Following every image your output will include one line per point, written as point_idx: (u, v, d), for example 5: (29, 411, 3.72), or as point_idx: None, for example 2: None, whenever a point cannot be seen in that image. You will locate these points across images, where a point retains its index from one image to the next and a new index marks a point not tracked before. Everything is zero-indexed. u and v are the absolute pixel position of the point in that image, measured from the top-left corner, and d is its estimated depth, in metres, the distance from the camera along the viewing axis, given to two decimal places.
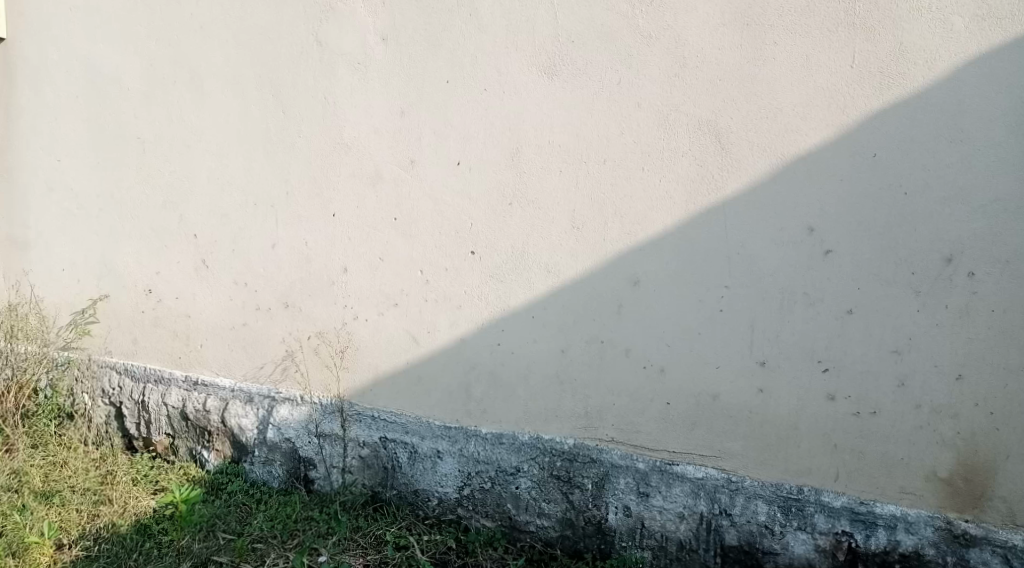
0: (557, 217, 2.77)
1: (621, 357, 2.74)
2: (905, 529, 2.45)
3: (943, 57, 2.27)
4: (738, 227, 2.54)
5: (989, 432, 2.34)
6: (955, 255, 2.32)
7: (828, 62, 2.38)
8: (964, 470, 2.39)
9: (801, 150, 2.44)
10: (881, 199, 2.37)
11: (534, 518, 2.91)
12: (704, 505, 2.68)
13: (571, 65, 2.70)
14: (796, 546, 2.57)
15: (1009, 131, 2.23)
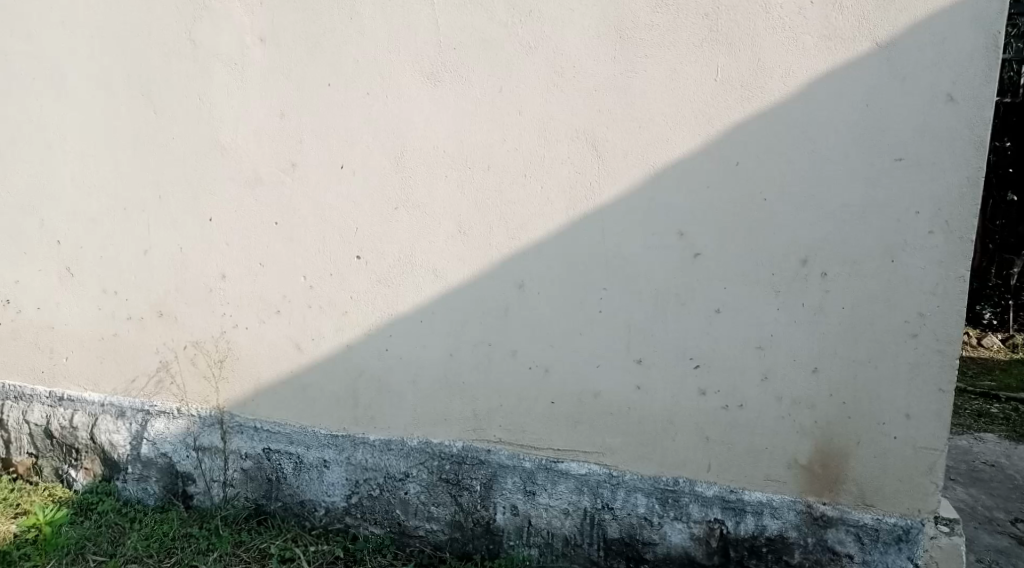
0: (442, 221, 2.81)
1: (507, 359, 2.80)
2: (770, 514, 2.60)
3: (796, 72, 2.45)
4: (615, 230, 2.65)
5: (842, 420, 2.52)
6: (810, 256, 2.50)
7: (695, 75, 2.53)
8: (821, 457, 2.56)
9: (672, 156, 2.58)
10: (744, 203, 2.53)
11: (423, 522, 2.95)
12: (587, 501, 2.77)
13: (453, 71, 2.74)
14: (673, 536, 2.70)
15: (855, 142, 2.43)
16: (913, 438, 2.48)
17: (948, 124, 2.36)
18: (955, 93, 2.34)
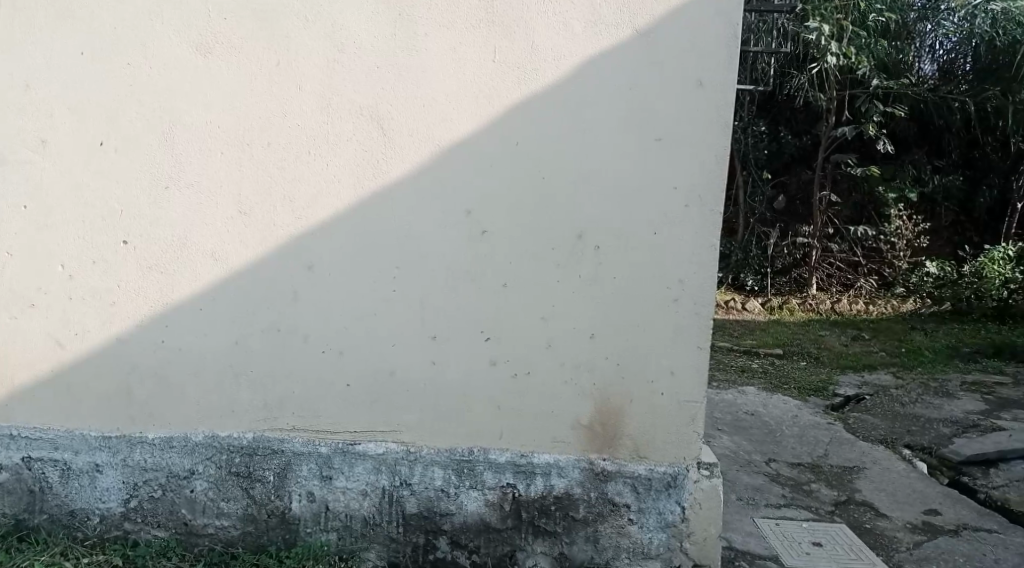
0: (220, 201, 2.67)
1: (297, 344, 2.73)
2: (557, 474, 2.74)
3: (568, 56, 2.58)
4: (402, 210, 2.66)
5: (617, 381, 2.70)
6: (586, 231, 2.64)
7: (474, 56, 2.59)
8: (601, 416, 2.73)
9: (456, 135, 2.62)
10: (526, 182, 2.63)
11: (212, 520, 2.81)
12: (385, 479, 2.78)
13: (224, 44, 2.61)
14: (469, 504, 2.77)
15: (622, 123, 2.60)
16: (679, 394, 2.70)
17: (700, 107, 2.58)
18: (704, 78, 2.57)
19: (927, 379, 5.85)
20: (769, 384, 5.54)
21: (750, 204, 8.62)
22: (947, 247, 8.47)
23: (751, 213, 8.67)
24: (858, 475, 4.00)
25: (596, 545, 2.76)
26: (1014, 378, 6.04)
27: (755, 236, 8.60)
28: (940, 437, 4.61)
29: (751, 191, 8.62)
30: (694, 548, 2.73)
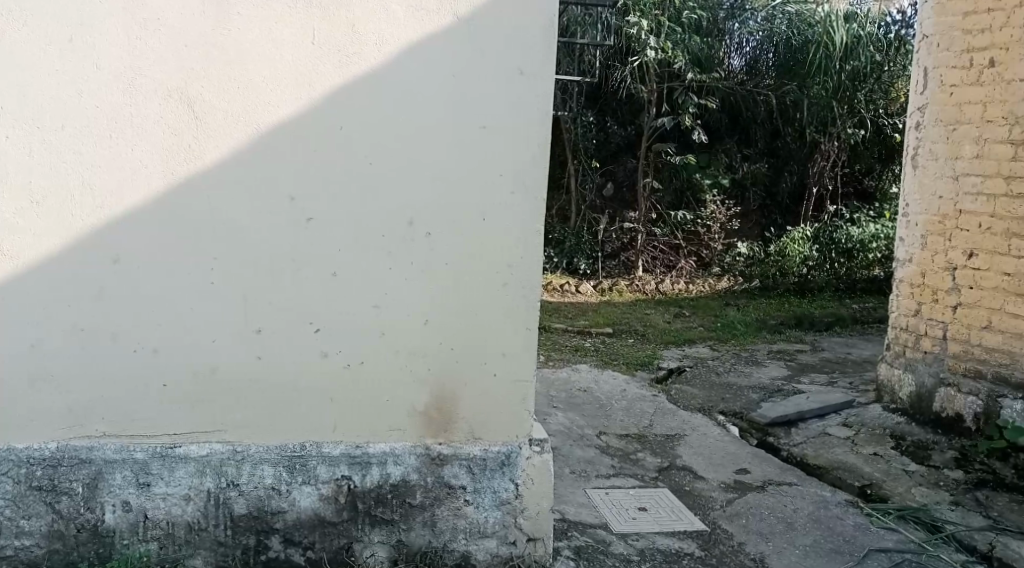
0: (9, 189, 2.45)
1: (106, 343, 2.54)
2: (393, 462, 2.73)
3: (388, 40, 2.55)
4: (220, 197, 2.53)
5: (451, 366, 2.71)
6: (415, 217, 2.62)
7: (291, 37, 2.51)
8: (436, 402, 2.73)
9: (276, 118, 2.52)
10: (352, 168, 2.57)
11: (13, 540, 2.59)
12: (210, 481, 2.65)
13: (8, 16, 2.39)
14: (302, 500, 2.70)
15: (447, 109, 2.60)
16: (511, 375, 2.74)
17: (523, 95, 2.63)
18: (525, 67, 2.62)
19: (739, 350, 6.34)
20: (600, 361, 5.79)
21: (582, 193, 8.87)
22: (756, 229, 9.23)
23: (582, 200, 8.91)
24: (679, 442, 4.27)
25: (433, 529, 2.77)
26: (811, 346, 6.67)
27: (587, 223, 8.87)
28: (749, 402, 5.01)
29: (581, 177, 8.83)
30: (528, 523, 2.81)
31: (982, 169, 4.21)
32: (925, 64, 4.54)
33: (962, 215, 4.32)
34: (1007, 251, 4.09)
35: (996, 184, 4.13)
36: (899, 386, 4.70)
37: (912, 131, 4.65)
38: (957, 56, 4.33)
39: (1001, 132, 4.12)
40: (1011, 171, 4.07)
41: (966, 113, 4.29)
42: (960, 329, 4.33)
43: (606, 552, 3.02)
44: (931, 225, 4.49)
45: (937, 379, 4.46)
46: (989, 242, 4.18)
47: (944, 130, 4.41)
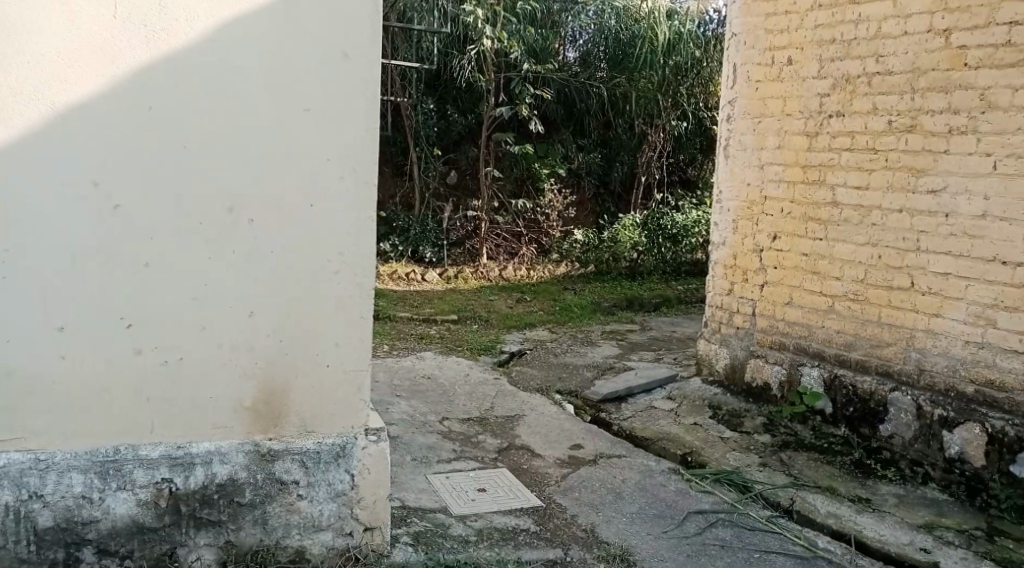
0: None
1: None
2: (219, 461, 2.62)
3: (201, 17, 2.43)
4: (10, 182, 2.31)
5: (280, 357, 2.63)
6: (236, 204, 2.52)
7: (89, 10, 2.34)
8: (264, 396, 2.64)
9: (75, 97, 2.34)
10: (165, 152, 2.43)
11: None
12: (9, 494, 2.44)
13: None
14: (117, 507, 2.54)
15: (267, 91, 2.51)
16: (343, 364, 2.70)
17: (348, 79, 2.59)
18: (349, 50, 2.57)
19: (575, 332, 6.58)
20: (443, 347, 5.82)
21: (425, 180, 8.83)
22: (591, 216, 9.54)
23: (426, 188, 8.86)
24: (518, 422, 4.38)
25: (265, 527, 2.70)
26: (641, 325, 7.02)
27: (430, 210, 8.85)
28: (584, 381, 5.21)
29: (424, 166, 8.79)
30: (363, 513, 2.78)
31: (782, 159, 4.59)
32: (733, 61, 4.85)
33: (767, 201, 4.69)
34: (804, 234, 4.49)
35: (795, 172, 4.52)
36: (715, 359, 5.05)
37: (723, 123, 4.94)
38: (761, 54, 4.68)
39: (798, 124, 4.50)
40: (807, 161, 4.46)
41: (768, 107, 4.66)
42: (766, 306, 4.72)
43: (443, 535, 3.05)
44: (741, 211, 4.84)
45: (747, 351, 4.85)
46: (789, 225, 4.57)
47: (750, 122, 4.76)
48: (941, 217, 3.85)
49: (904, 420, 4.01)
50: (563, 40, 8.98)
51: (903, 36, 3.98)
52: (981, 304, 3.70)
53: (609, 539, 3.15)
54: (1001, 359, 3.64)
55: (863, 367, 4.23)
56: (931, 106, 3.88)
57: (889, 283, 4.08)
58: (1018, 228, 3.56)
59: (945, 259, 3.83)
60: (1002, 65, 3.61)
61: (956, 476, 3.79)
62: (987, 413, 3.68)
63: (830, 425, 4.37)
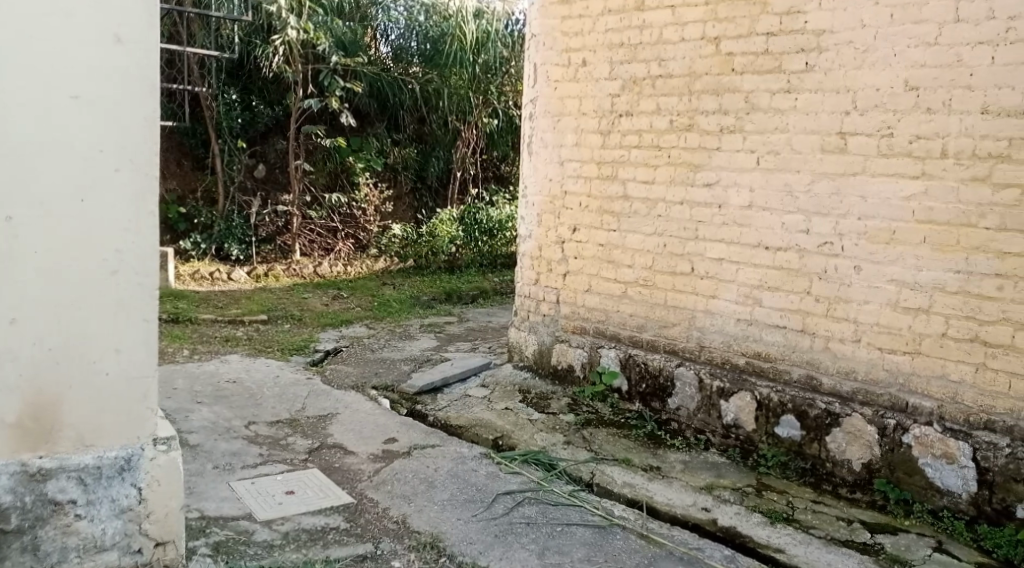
0: None
1: None
2: None
3: None
4: None
5: (51, 367, 2.46)
6: None
7: None
8: (33, 410, 2.46)
9: None
10: None
11: None
12: None
13: None
14: None
15: (28, 77, 2.33)
16: (126, 370, 2.56)
17: (124, 68, 2.45)
18: (122, 35, 2.43)
19: (393, 326, 6.57)
20: (252, 349, 5.61)
21: (229, 174, 8.43)
22: (409, 211, 9.54)
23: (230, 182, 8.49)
24: (330, 421, 4.33)
25: (36, 554, 2.52)
26: (458, 317, 7.13)
27: (236, 206, 8.48)
28: (400, 374, 5.24)
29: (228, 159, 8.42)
30: (154, 528, 2.67)
31: (580, 156, 4.84)
32: (534, 61, 5.04)
33: (567, 196, 4.93)
34: (601, 226, 4.76)
35: (590, 168, 4.79)
36: (525, 345, 5.26)
37: (526, 120, 5.12)
38: (558, 54, 4.91)
39: (593, 123, 4.76)
40: (601, 158, 4.73)
41: (567, 106, 4.89)
42: (569, 294, 4.97)
43: (247, 542, 2.98)
44: (545, 205, 5.05)
45: (553, 337, 5.08)
46: (587, 218, 4.83)
47: (551, 120, 4.98)
48: (716, 208, 4.23)
49: (688, 393, 4.37)
50: (375, 37, 8.95)
51: (681, 42, 4.33)
52: (749, 285, 4.12)
53: (420, 528, 3.21)
54: (766, 333, 4.07)
55: (653, 347, 4.57)
56: (705, 107, 4.24)
57: (674, 269, 4.43)
58: (776, 216, 3.99)
59: (720, 246, 4.21)
60: (763, 71, 4.00)
61: (732, 440, 4.20)
62: (756, 382, 4.10)
63: (627, 401, 4.69)
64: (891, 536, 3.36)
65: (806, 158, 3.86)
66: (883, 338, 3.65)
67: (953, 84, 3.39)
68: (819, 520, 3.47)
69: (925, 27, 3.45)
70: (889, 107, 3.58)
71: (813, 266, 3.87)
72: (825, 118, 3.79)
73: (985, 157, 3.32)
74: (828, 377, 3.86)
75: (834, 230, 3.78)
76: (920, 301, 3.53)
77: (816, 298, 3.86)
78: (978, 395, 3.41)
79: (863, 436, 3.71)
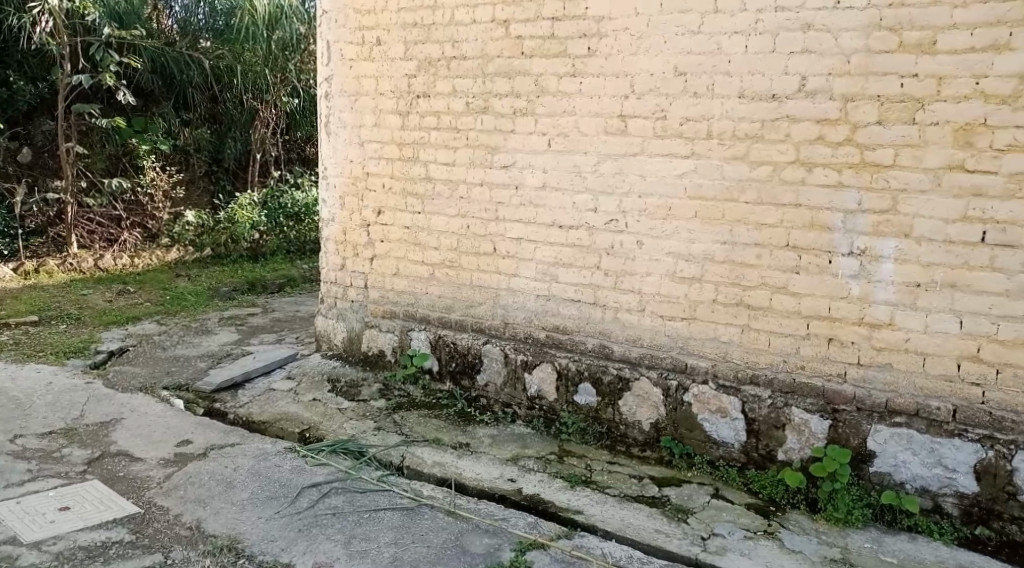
0: None
1: None
2: None
3: None
4: None
5: None
6: None
7: None
8: None
9: None
10: None
11: None
12: None
13: None
14: None
15: None
16: None
17: None
18: None
19: (188, 322, 6.18)
20: (21, 355, 5.08)
21: None
22: (204, 196, 9.01)
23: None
24: (114, 427, 4.02)
25: None
26: (262, 308, 6.83)
27: None
28: (195, 371, 4.95)
29: None
30: None
31: (380, 137, 4.78)
32: (327, 38, 4.92)
33: (369, 177, 4.86)
34: (404, 208, 4.75)
35: (391, 149, 4.75)
36: (332, 333, 5.17)
37: (323, 100, 5.00)
38: (352, 32, 4.81)
39: (390, 103, 4.72)
40: (401, 138, 4.71)
41: (363, 86, 4.81)
42: (376, 277, 4.93)
43: None
44: (346, 187, 4.96)
45: (361, 323, 5.03)
46: (389, 199, 4.80)
47: (348, 100, 4.88)
48: (513, 189, 4.34)
49: (495, 369, 4.49)
50: (158, 6, 8.46)
51: (472, 24, 4.37)
52: (545, 262, 4.28)
53: (216, 531, 3.09)
54: (562, 307, 4.25)
55: (460, 327, 4.63)
56: (498, 89, 4.33)
57: (477, 249, 4.51)
58: (567, 197, 4.17)
59: (519, 226, 4.34)
60: (550, 55, 4.14)
61: (536, 411, 4.36)
62: (556, 354, 4.28)
63: (437, 381, 4.74)
64: (676, 488, 3.65)
65: (592, 140, 4.06)
66: (664, 306, 3.94)
67: (715, 69, 3.69)
68: (614, 479, 3.71)
69: (690, 17, 3.72)
70: (661, 91, 3.83)
71: (601, 242, 4.08)
72: (607, 100, 3.99)
73: (743, 137, 3.65)
74: (619, 345, 4.09)
75: (619, 208, 4.01)
76: (694, 271, 3.83)
77: (605, 272, 4.08)
78: (744, 353, 3.76)
79: (650, 398, 4.00)
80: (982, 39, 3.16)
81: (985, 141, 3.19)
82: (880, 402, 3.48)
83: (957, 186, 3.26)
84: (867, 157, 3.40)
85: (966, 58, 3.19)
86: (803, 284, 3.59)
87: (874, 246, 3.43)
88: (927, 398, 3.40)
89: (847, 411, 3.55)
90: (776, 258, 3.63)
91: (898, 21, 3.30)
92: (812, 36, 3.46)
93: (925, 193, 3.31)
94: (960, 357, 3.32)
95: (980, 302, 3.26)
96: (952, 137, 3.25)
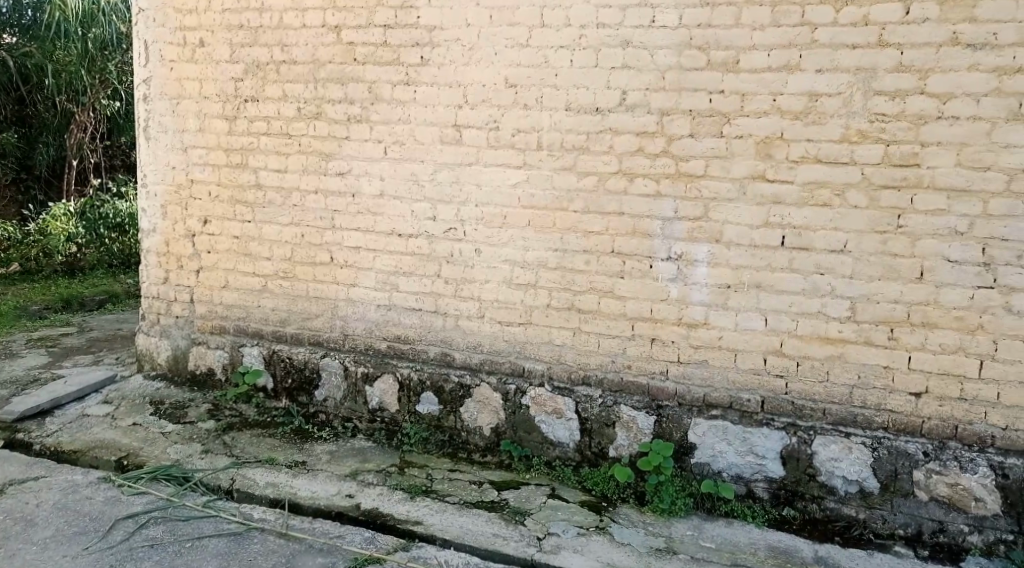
0: None
1: None
2: None
3: None
4: None
5: None
6: None
7: None
8: None
9: None
10: None
11: None
12: None
13: None
14: None
15: None
16: None
17: None
18: None
19: None
20: None
21: None
22: (12, 206, 8.38)
23: None
24: None
25: None
26: (79, 328, 6.32)
27: None
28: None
29: None
30: None
31: (205, 142, 4.56)
32: (144, 38, 4.64)
33: (194, 185, 4.62)
34: (233, 217, 4.55)
35: (218, 156, 4.54)
36: (156, 352, 4.88)
37: (141, 102, 4.71)
38: (172, 33, 4.56)
39: (216, 107, 4.51)
40: (228, 144, 4.51)
41: (186, 89, 4.57)
42: (204, 291, 4.69)
43: None
44: (169, 195, 4.69)
45: (188, 339, 4.77)
46: (217, 208, 4.58)
47: (170, 103, 4.62)
48: (349, 197, 4.26)
49: (335, 383, 4.39)
50: None
51: (303, 28, 4.26)
52: (385, 272, 4.23)
53: None
54: (403, 316, 4.22)
55: (296, 341, 4.50)
56: (331, 95, 4.24)
57: (312, 259, 4.39)
58: (404, 205, 4.15)
59: (356, 235, 4.27)
60: (383, 62, 4.11)
61: (378, 423, 4.30)
62: (397, 364, 4.25)
63: (273, 398, 4.56)
64: (514, 490, 3.72)
65: (428, 148, 4.06)
66: (501, 312, 4.00)
67: (543, 82, 3.80)
68: (454, 486, 3.72)
69: (518, 30, 3.82)
70: (493, 102, 3.90)
71: (440, 251, 4.09)
72: (441, 110, 4.01)
73: (570, 148, 3.78)
74: (459, 352, 4.12)
75: (456, 216, 4.04)
76: (529, 278, 3.92)
77: (445, 280, 4.10)
78: (577, 355, 3.89)
79: (490, 403, 4.05)
80: (777, 60, 3.45)
81: (782, 153, 3.48)
82: (699, 396, 3.71)
83: (759, 194, 3.53)
84: (681, 167, 3.62)
85: (765, 77, 3.47)
86: (628, 288, 3.76)
87: (689, 250, 3.65)
88: (739, 390, 3.66)
89: (670, 407, 3.75)
90: (603, 264, 3.78)
91: (705, 41, 3.53)
92: (631, 52, 3.64)
93: (733, 201, 3.57)
94: (767, 352, 3.60)
95: (782, 300, 3.55)
96: (755, 149, 3.52)
